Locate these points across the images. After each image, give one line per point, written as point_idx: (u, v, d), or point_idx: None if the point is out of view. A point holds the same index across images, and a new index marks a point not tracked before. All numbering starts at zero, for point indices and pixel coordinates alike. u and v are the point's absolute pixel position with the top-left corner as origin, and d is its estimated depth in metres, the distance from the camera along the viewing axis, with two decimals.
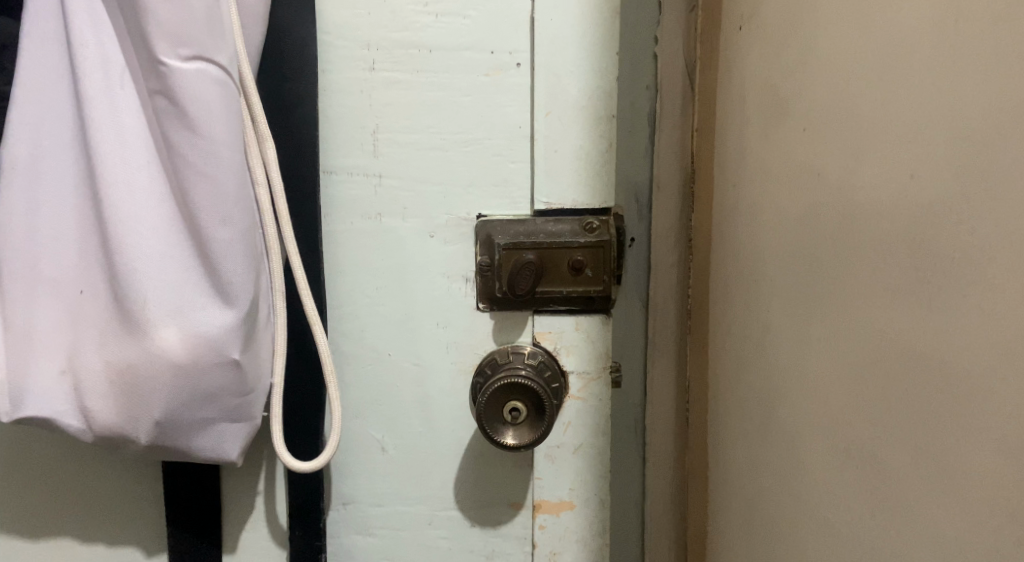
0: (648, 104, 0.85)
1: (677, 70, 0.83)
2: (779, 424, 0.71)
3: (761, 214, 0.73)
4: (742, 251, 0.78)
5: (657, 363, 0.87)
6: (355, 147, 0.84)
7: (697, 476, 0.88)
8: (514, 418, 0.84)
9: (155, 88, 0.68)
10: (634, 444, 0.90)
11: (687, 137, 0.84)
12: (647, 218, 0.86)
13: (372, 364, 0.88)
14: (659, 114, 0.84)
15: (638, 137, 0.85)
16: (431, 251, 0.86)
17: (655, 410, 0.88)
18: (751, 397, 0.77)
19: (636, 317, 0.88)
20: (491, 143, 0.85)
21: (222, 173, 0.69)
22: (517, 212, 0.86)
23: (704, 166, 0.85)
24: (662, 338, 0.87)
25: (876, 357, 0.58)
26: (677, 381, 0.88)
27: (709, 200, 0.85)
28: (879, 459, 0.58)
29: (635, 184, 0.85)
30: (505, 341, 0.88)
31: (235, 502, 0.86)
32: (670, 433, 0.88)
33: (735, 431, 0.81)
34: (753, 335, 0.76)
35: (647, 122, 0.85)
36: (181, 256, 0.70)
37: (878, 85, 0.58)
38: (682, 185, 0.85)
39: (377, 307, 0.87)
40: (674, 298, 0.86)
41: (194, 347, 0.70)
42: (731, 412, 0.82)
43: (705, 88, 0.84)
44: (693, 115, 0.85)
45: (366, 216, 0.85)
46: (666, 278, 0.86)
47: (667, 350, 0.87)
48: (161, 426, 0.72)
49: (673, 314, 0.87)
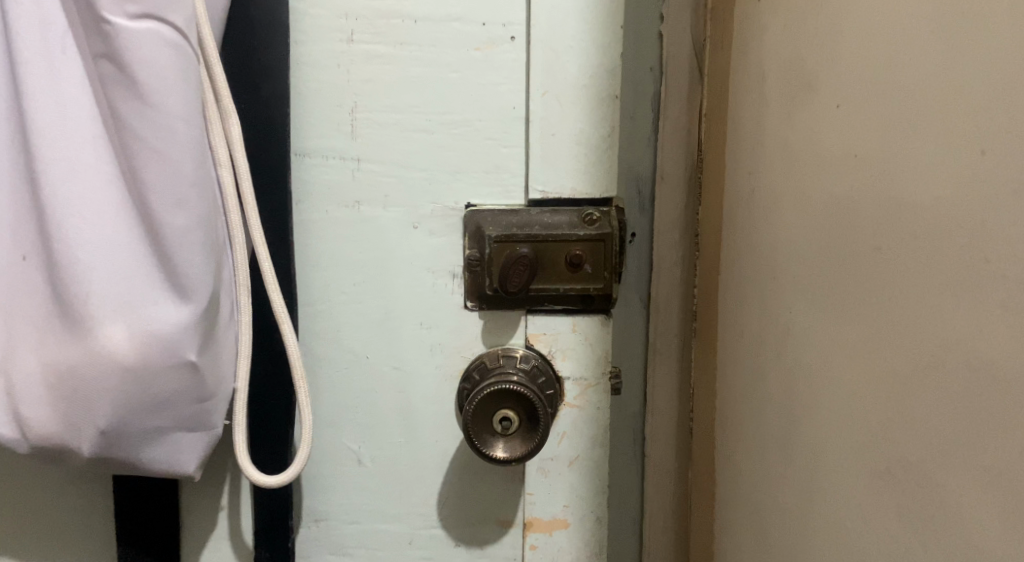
0: (653, 86, 0.77)
1: (684, 47, 0.77)
2: (802, 437, 0.64)
3: (783, 203, 0.66)
4: (759, 246, 0.71)
5: (657, 369, 0.80)
6: (331, 128, 0.76)
7: (703, 492, 0.81)
8: (505, 429, 0.75)
9: (100, 51, 0.60)
10: (632, 457, 0.82)
11: (695, 123, 0.78)
12: (649, 211, 0.79)
13: (348, 368, 0.80)
14: (664, 97, 0.77)
15: (641, 121, 0.77)
16: (414, 244, 0.78)
17: (655, 420, 0.81)
18: (768, 406, 0.69)
19: (637, 319, 0.80)
20: (482, 125, 0.77)
21: (177, 150, 0.61)
22: (509, 202, 0.78)
23: (713, 155, 0.77)
24: (664, 342, 0.80)
25: (929, 363, 0.51)
26: (681, 388, 0.81)
27: (717, 192, 0.77)
28: (931, 480, 0.51)
29: (637, 173, 0.78)
30: (495, 343, 0.80)
31: (195, 519, 0.77)
32: (671, 444, 0.81)
33: (749, 443, 0.73)
34: (772, 337, 0.68)
35: (651, 105, 0.78)
36: (131, 245, 0.62)
37: (932, 50, 0.51)
38: (687, 174, 0.78)
39: (354, 304, 0.79)
40: (677, 298, 0.79)
41: (145, 347, 0.62)
42: (746, 422, 0.74)
43: (717, 68, 0.77)
44: (703, 99, 0.78)
45: (342, 204, 0.77)
46: (669, 275, 0.79)
47: (670, 354, 0.80)
48: (108, 436, 0.64)
49: (676, 313, 0.80)
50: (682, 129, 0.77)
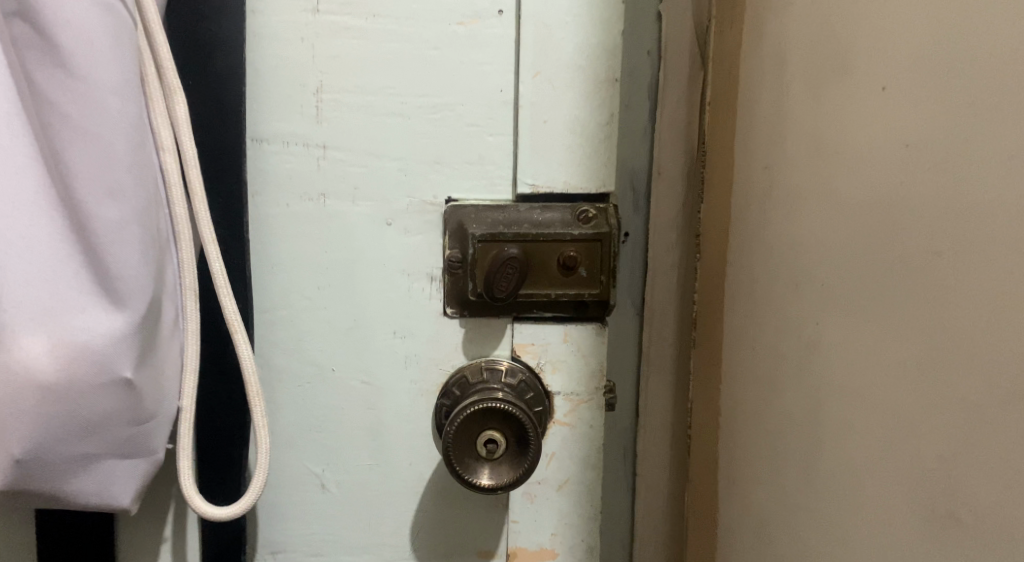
0: (648, 73, 0.69)
1: (685, 28, 0.68)
2: (828, 464, 0.56)
3: (806, 201, 0.59)
4: (779, 248, 0.63)
5: (652, 382, 0.73)
6: (292, 111, 0.67)
7: (701, 524, 0.73)
8: (491, 452, 0.66)
9: (14, 10, 0.51)
10: (621, 483, 0.74)
11: (695, 112, 0.70)
12: (644, 210, 0.71)
13: (311, 382, 0.71)
14: (662, 84, 0.69)
15: (635, 112, 0.69)
16: (387, 243, 0.69)
17: (649, 439, 0.73)
18: (788, 429, 0.62)
19: (629, 329, 0.72)
20: (465, 110, 0.68)
21: (109, 129, 0.53)
22: (495, 197, 0.69)
23: (719, 145, 0.69)
24: (658, 354, 0.73)
25: (1008, 391, 0.43)
26: (678, 404, 0.73)
27: (722, 187, 0.70)
28: (1008, 525, 0.43)
29: (632, 168, 0.70)
30: (477, 355, 0.71)
31: (133, 553, 0.68)
32: (667, 465, 0.74)
33: (762, 469, 0.66)
34: (792, 349, 0.61)
35: (647, 92, 0.70)
36: (53, 242, 0.53)
37: (1011, 25, 0.43)
38: (686, 168, 0.70)
39: (319, 311, 0.70)
40: (673, 306, 0.72)
41: (70, 362, 0.53)
42: (759, 445, 0.66)
43: (724, 49, 0.68)
44: (708, 83, 0.70)
45: (305, 197, 0.68)
46: (664, 280, 0.72)
47: (663, 368, 0.73)
48: (26, 467, 0.54)
49: (672, 322, 0.72)
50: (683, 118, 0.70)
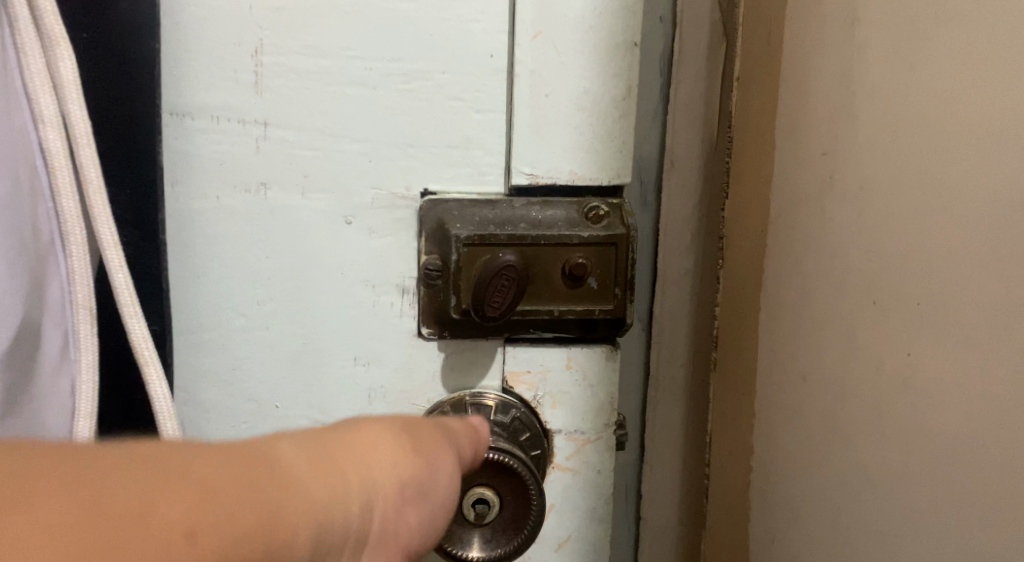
0: (663, 42, 0.59)
1: None
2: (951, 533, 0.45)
3: (911, 191, 0.46)
4: (861, 254, 0.50)
5: (659, 411, 0.63)
6: (221, 77, 0.52)
7: None
8: (480, 515, 0.53)
9: None
10: (623, 521, 0.65)
11: (717, 93, 0.60)
12: (653, 206, 0.61)
13: (251, 421, 0.56)
14: (678, 56, 0.59)
15: (648, 85, 0.59)
16: (346, 248, 0.54)
17: (655, 475, 0.64)
18: (878, 482, 0.49)
19: (633, 350, 0.62)
20: (447, 79, 0.53)
21: None
22: (484, 189, 0.55)
23: (744, 130, 0.61)
24: (668, 376, 0.62)
25: None
26: (688, 434, 0.64)
27: (748, 181, 0.61)
28: None
29: (641, 154, 0.60)
30: (459, 387, 0.57)
31: None
32: (677, 503, 0.65)
33: (834, 526, 0.53)
34: (883, 381, 0.49)
35: (661, 64, 0.59)
36: None
37: None
38: (704, 158, 0.60)
39: (259, 332, 0.55)
40: (685, 324, 0.62)
41: None
42: (829, 498, 0.54)
43: (759, 14, 0.59)
44: (737, 57, 0.61)
45: (242, 188, 0.53)
46: (677, 290, 0.61)
47: (673, 391, 0.63)
48: None
49: (683, 341, 0.62)
50: (701, 99, 0.60)
